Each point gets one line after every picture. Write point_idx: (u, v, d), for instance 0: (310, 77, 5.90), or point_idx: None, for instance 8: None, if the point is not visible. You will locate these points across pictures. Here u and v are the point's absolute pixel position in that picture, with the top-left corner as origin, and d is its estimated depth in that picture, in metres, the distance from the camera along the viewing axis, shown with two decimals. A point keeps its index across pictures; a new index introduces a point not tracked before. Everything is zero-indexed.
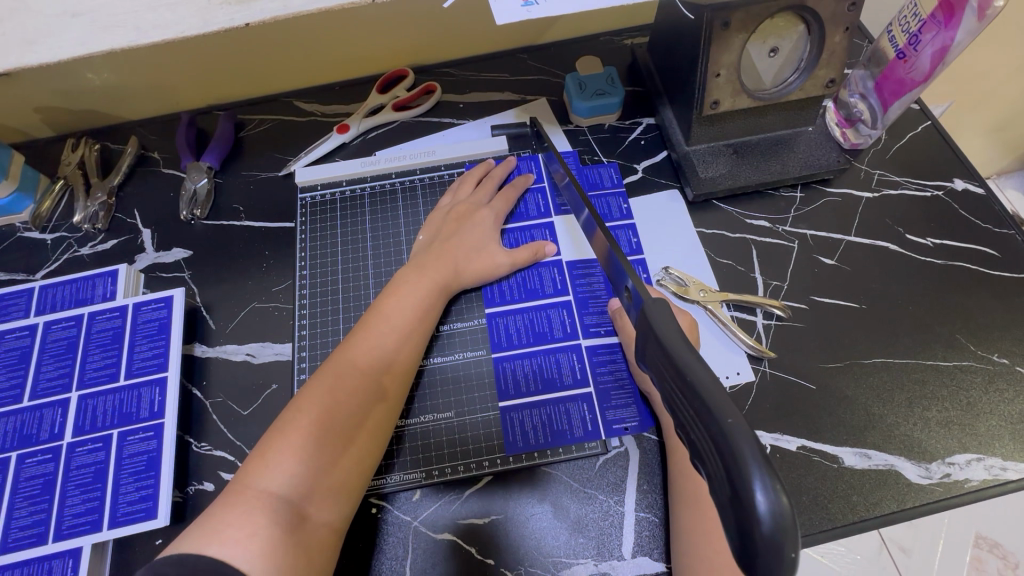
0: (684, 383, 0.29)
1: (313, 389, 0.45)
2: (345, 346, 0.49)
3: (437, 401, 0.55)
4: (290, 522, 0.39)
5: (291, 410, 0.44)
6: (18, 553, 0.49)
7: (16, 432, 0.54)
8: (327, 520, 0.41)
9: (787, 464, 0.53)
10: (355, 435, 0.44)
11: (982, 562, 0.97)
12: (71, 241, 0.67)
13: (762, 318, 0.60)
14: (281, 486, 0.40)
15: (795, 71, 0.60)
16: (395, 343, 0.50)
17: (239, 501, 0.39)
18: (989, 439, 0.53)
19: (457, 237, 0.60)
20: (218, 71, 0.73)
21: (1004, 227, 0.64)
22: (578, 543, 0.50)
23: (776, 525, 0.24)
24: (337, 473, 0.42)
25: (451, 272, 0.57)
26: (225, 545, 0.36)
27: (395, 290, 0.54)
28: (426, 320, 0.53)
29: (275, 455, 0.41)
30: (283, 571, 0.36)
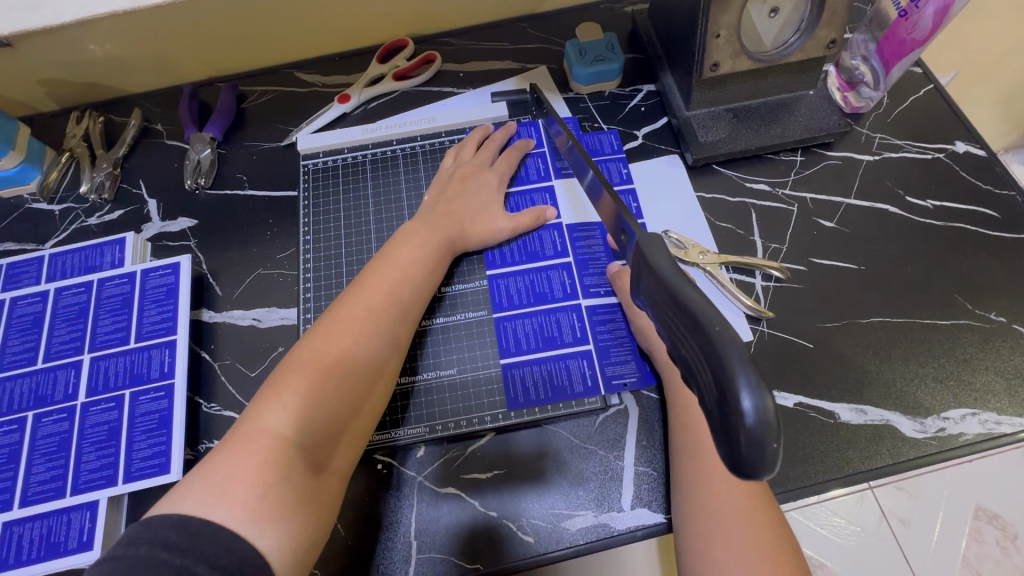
0: (677, 302, 0.30)
1: (326, 332, 0.45)
2: (356, 293, 0.48)
3: (441, 359, 0.57)
4: (306, 469, 0.39)
5: (303, 350, 0.43)
6: (38, 506, 0.51)
7: (31, 392, 0.55)
8: (336, 469, 0.42)
9: (783, 419, 0.54)
10: (368, 387, 0.45)
11: (982, 534, 0.96)
12: (78, 212, 0.68)
13: (761, 280, 0.60)
14: (296, 432, 0.39)
15: (796, 32, 0.60)
16: (409, 298, 0.50)
17: (251, 446, 0.38)
18: (985, 394, 0.54)
19: (460, 199, 0.60)
20: (218, 42, 0.73)
21: (1004, 188, 0.64)
22: (578, 496, 0.52)
23: (760, 422, 0.25)
24: (349, 423, 0.43)
25: (457, 231, 0.58)
26: (232, 508, 0.35)
27: (402, 243, 0.54)
28: (433, 277, 0.54)
29: (289, 398, 0.40)
30: (292, 511, 0.37)
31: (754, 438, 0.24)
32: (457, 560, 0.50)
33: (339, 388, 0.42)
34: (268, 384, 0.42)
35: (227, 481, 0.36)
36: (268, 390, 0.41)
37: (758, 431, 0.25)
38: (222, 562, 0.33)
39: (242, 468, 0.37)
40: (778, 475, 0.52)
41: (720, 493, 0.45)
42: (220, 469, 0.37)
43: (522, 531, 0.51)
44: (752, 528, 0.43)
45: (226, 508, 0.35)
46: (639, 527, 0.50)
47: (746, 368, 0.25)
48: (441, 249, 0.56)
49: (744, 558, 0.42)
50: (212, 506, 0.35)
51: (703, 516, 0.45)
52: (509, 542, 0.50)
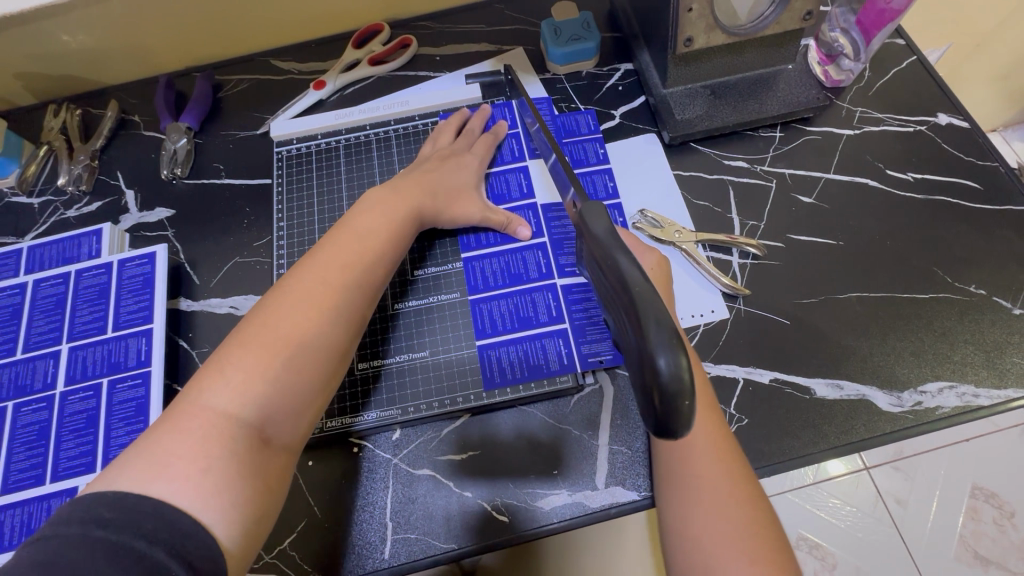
0: (612, 269, 0.33)
1: (277, 307, 0.44)
2: (312, 264, 0.47)
3: (412, 341, 0.57)
4: (251, 444, 0.40)
5: (254, 325, 0.43)
6: (19, 493, 0.51)
7: (11, 382, 0.56)
8: (287, 442, 0.43)
9: (759, 396, 0.54)
10: (322, 361, 0.44)
11: (978, 512, 0.96)
12: (57, 204, 0.69)
13: (738, 257, 0.60)
14: (240, 408, 0.40)
15: (771, 4, 0.58)
16: (370, 269, 0.49)
17: (195, 422, 0.39)
18: (963, 367, 0.54)
19: (437, 174, 0.58)
20: (192, 31, 0.72)
21: (988, 160, 0.63)
22: (552, 476, 0.52)
23: (675, 379, 0.28)
24: (301, 396, 0.43)
25: (428, 195, 0.56)
26: (173, 484, 0.36)
27: (365, 213, 0.52)
28: (398, 245, 0.52)
29: (234, 375, 0.41)
30: (239, 486, 0.38)
31: (669, 393, 0.28)
32: (434, 540, 0.50)
33: (288, 363, 0.42)
34: (217, 355, 0.42)
35: (168, 457, 0.37)
36: (216, 363, 0.42)
37: (672, 386, 0.28)
38: (168, 537, 0.34)
39: (185, 443, 0.38)
40: (751, 452, 0.52)
41: (702, 471, 0.44)
42: (163, 444, 0.38)
43: (497, 511, 0.51)
44: (732, 505, 0.43)
45: (166, 483, 0.36)
46: (613, 504, 0.50)
47: (664, 329, 0.29)
48: (408, 216, 0.54)
49: (723, 534, 0.42)
50: (153, 482, 0.36)
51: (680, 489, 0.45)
52: (484, 522, 0.51)
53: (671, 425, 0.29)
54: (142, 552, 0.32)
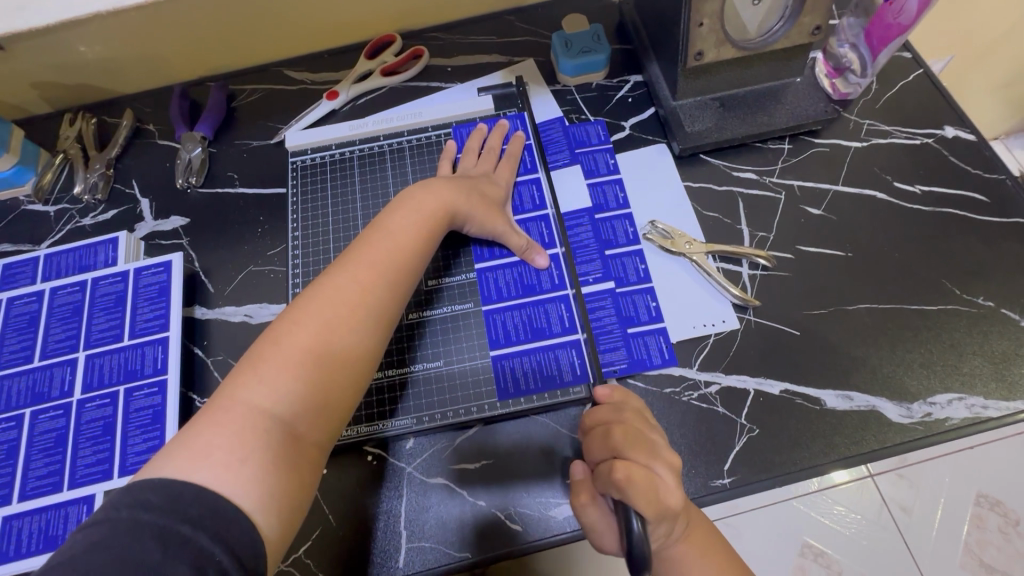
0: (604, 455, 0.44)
1: (310, 305, 0.45)
2: (345, 263, 0.48)
3: (433, 349, 0.57)
4: (284, 440, 0.40)
5: (286, 322, 0.44)
6: (36, 500, 0.52)
7: (28, 390, 0.56)
8: (318, 440, 0.43)
9: (769, 406, 0.54)
10: (351, 362, 0.44)
11: (982, 521, 0.91)
12: (73, 212, 0.69)
13: (748, 268, 0.60)
14: (274, 404, 0.41)
15: (780, 20, 0.59)
16: (402, 269, 0.49)
17: (231, 416, 0.39)
18: (972, 379, 0.54)
19: (471, 180, 0.59)
20: (207, 41, 0.73)
21: (994, 173, 0.64)
22: (565, 484, 0.52)
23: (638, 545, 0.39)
24: (332, 396, 0.43)
25: (463, 195, 0.56)
26: (212, 473, 0.37)
27: (397, 211, 0.53)
28: (429, 246, 0.53)
29: (266, 371, 0.41)
30: (276, 479, 0.38)
31: (638, 555, 0.39)
32: (449, 548, 0.51)
33: (320, 361, 0.43)
34: (251, 353, 0.43)
35: (206, 449, 0.38)
36: (250, 360, 0.42)
37: (641, 549, 0.39)
38: (210, 524, 0.35)
39: (223, 436, 0.38)
40: (762, 461, 0.52)
41: None
42: (198, 437, 0.38)
43: (510, 519, 0.51)
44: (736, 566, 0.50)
45: (208, 471, 0.37)
46: None
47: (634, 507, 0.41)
48: (441, 219, 0.54)
49: None
50: (193, 471, 0.36)
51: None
52: (497, 529, 0.51)
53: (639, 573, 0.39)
54: (187, 536, 0.33)
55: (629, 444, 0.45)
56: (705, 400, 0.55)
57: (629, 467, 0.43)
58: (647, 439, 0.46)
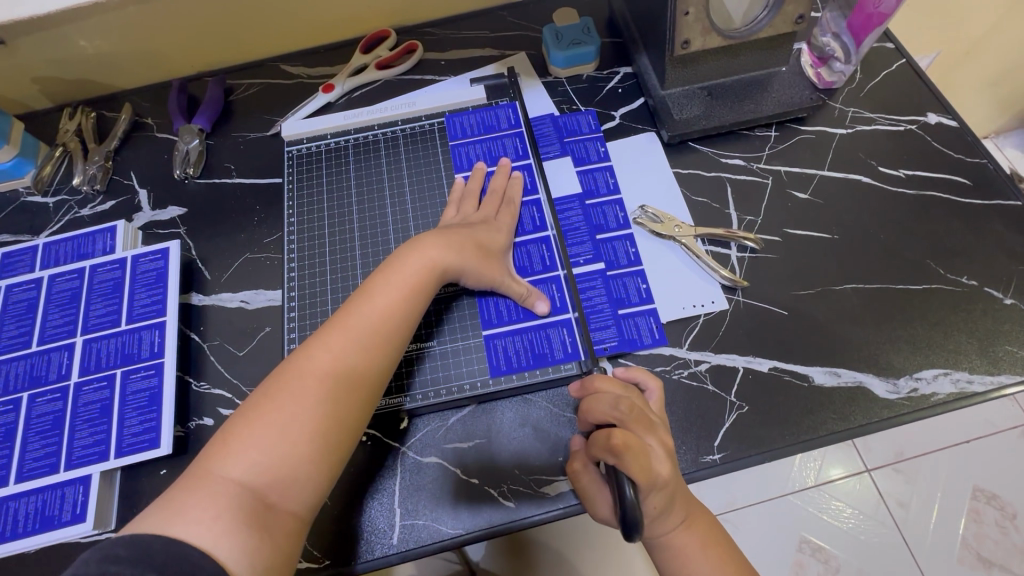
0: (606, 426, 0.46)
1: (285, 375, 0.45)
2: (324, 331, 0.48)
3: (440, 329, 0.58)
4: (252, 508, 0.40)
5: (262, 391, 0.45)
6: (33, 481, 0.52)
7: (26, 374, 0.57)
8: (293, 509, 0.43)
9: (758, 383, 0.55)
10: (325, 433, 0.44)
11: (981, 513, 1.13)
12: (72, 203, 0.70)
13: (736, 251, 0.61)
14: (243, 476, 0.41)
15: (765, 9, 0.61)
16: (381, 332, 0.48)
17: (202, 486, 0.40)
18: (957, 355, 0.55)
19: (468, 228, 0.57)
20: (205, 37, 0.74)
21: (976, 156, 0.65)
22: (558, 462, 0.53)
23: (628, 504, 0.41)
24: (305, 466, 0.43)
25: (457, 249, 0.54)
26: (182, 530, 0.38)
27: (383, 270, 0.52)
28: (414, 309, 0.51)
29: (238, 444, 0.42)
30: (239, 548, 0.39)
31: (627, 516, 0.41)
32: (443, 526, 0.51)
33: (292, 433, 0.43)
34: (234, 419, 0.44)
35: (179, 509, 0.39)
36: (229, 429, 0.43)
37: (632, 511, 0.41)
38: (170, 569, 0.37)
39: (193, 500, 0.40)
40: (752, 437, 0.53)
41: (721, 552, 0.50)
42: (172, 500, 0.40)
43: (503, 497, 0.52)
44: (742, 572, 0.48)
45: (183, 527, 0.38)
46: None
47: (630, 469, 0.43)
48: (425, 272, 0.52)
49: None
50: (167, 525, 0.38)
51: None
52: (490, 506, 0.52)
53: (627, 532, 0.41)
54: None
55: (631, 417, 0.47)
56: (695, 378, 0.56)
57: (627, 435, 0.45)
58: (646, 414, 0.48)
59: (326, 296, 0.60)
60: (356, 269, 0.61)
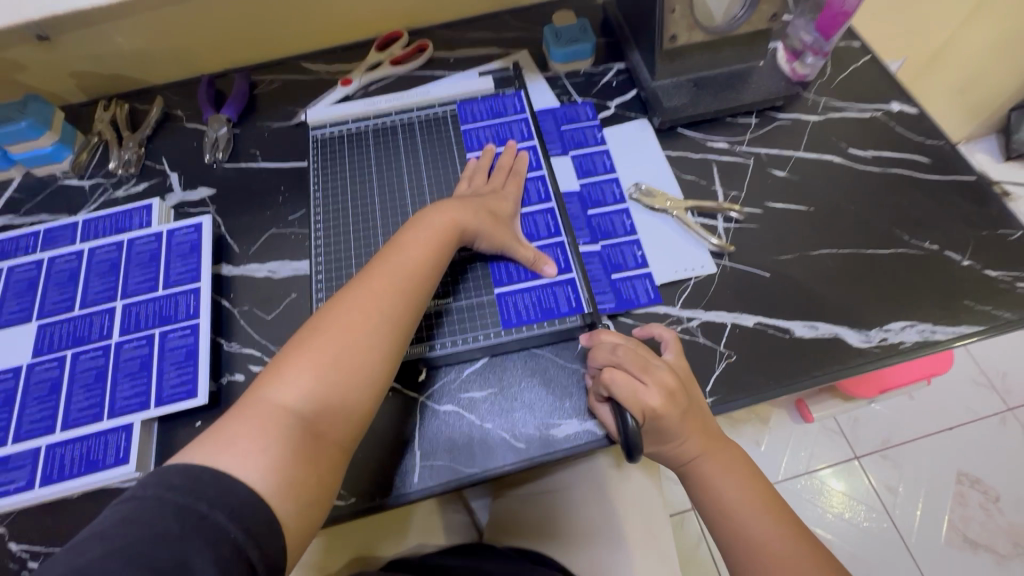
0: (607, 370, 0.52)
1: (329, 315, 0.51)
2: (362, 278, 0.54)
3: (450, 289, 0.63)
4: (301, 433, 0.45)
5: (308, 330, 0.50)
6: (78, 429, 0.56)
7: (69, 334, 0.61)
8: (337, 439, 0.48)
9: (744, 336, 0.61)
10: (366, 367, 0.49)
11: (965, 496, 1.19)
12: (106, 186, 0.76)
13: (722, 222, 0.68)
14: (294, 404, 0.46)
15: (743, 7, 0.69)
16: (412, 282, 0.54)
17: (257, 413, 0.45)
18: (921, 309, 0.61)
19: (481, 198, 0.63)
20: (233, 35, 0.81)
21: (936, 139, 0.72)
22: (565, 407, 0.58)
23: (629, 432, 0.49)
24: (348, 398, 0.48)
25: (474, 216, 0.60)
26: (237, 458, 0.43)
27: (412, 229, 0.58)
28: (439, 263, 0.57)
29: (288, 375, 0.47)
30: (294, 470, 0.44)
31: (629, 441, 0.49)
32: (459, 465, 0.56)
33: (338, 365, 0.49)
34: (280, 359, 0.49)
35: (235, 437, 0.44)
36: (279, 364, 0.48)
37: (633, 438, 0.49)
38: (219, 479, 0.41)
39: (249, 426, 0.44)
40: (741, 383, 0.58)
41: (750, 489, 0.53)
42: (230, 428, 0.44)
43: (515, 439, 0.57)
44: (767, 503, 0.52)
45: (230, 458, 0.42)
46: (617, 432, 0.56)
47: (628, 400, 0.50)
48: (448, 234, 0.58)
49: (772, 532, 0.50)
50: (220, 455, 0.42)
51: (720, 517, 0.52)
52: (503, 447, 0.56)
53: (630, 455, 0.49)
54: (203, 514, 0.38)
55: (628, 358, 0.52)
56: (687, 332, 0.61)
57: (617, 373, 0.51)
58: (648, 355, 0.54)
59: (350, 263, 0.66)
60: (377, 238, 0.67)
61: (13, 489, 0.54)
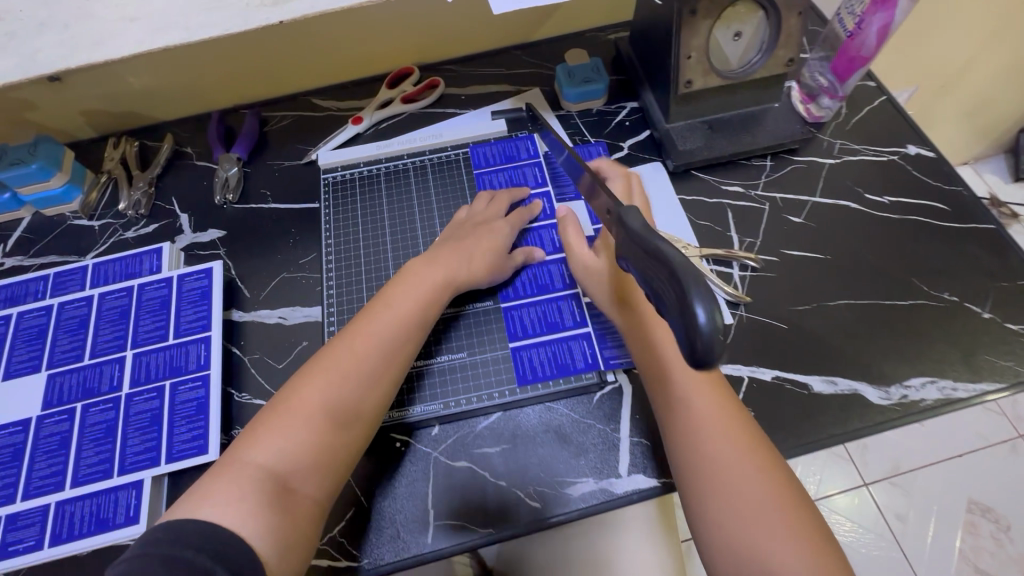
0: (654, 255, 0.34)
1: (311, 374, 0.52)
2: (346, 336, 0.55)
3: (457, 345, 0.63)
4: (275, 489, 0.46)
5: (290, 388, 0.51)
6: (88, 486, 0.55)
7: (79, 385, 0.61)
8: (313, 495, 0.47)
9: (762, 391, 0.60)
10: (342, 426, 0.50)
11: (976, 526, 1.16)
12: (116, 226, 0.75)
13: (738, 270, 0.67)
14: (271, 461, 0.47)
15: (758, 53, 0.68)
16: (395, 338, 0.55)
17: (234, 469, 0.46)
18: (942, 364, 0.60)
19: (471, 239, 0.63)
20: (245, 73, 0.81)
21: (954, 185, 0.71)
22: (580, 465, 0.57)
23: (711, 329, 0.28)
24: (325, 455, 0.49)
25: (461, 267, 0.61)
26: (213, 510, 0.43)
27: (400, 283, 0.59)
28: (425, 315, 0.58)
29: (267, 433, 0.48)
30: (265, 527, 0.43)
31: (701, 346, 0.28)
32: (472, 525, 0.55)
33: (314, 422, 0.49)
34: (262, 417, 0.50)
35: (212, 492, 0.44)
36: (261, 421, 0.49)
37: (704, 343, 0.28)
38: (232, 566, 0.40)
39: (225, 483, 0.45)
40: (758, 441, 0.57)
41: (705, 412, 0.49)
42: (210, 483, 0.45)
43: (529, 498, 0.56)
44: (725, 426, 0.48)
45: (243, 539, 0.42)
46: (635, 491, 0.55)
47: (703, 286, 0.29)
48: (435, 286, 0.59)
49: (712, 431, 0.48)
50: (200, 509, 0.43)
51: (663, 414, 0.51)
52: (517, 506, 0.55)
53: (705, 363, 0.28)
54: (189, 560, 0.39)
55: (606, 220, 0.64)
56: None
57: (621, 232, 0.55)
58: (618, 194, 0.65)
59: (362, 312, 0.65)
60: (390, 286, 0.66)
61: (22, 549, 0.53)
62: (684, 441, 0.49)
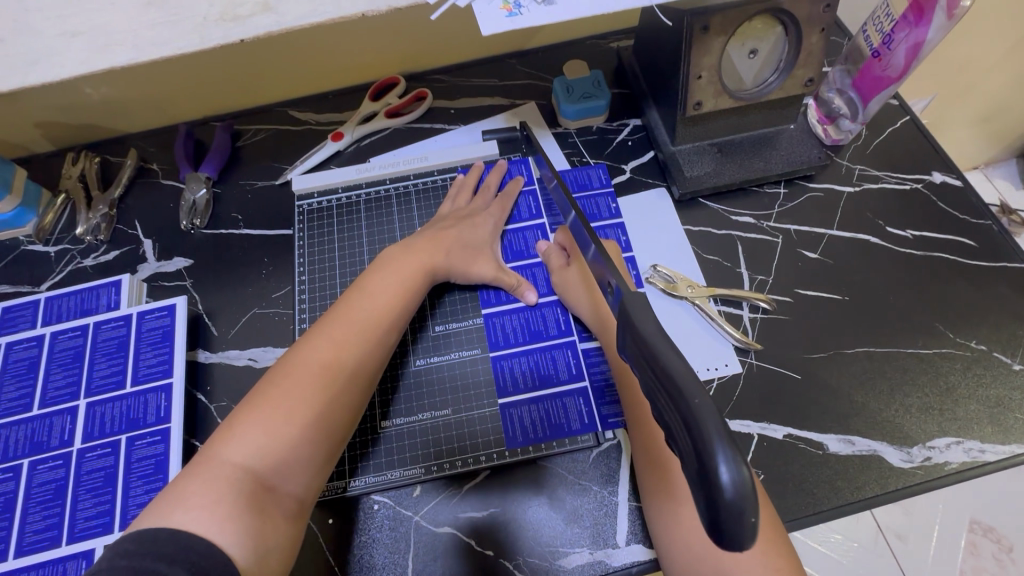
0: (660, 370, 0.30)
1: (290, 362, 0.47)
2: (327, 322, 0.51)
3: (435, 400, 0.58)
4: (255, 490, 0.41)
5: (268, 379, 0.46)
6: (34, 556, 0.50)
7: (27, 440, 0.55)
8: (293, 492, 0.43)
9: (773, 451, 0.55)
10: (328, 415, 0.46)
11: (977, 546, 1.12)
12: (74, 253, 0.69)
13: (748, 311, 0.61)
14: (249, 458, 0.42)
15: (775, 71, 0.62)
16: (381, 324, 0.52)
17: (207, 470, 0.41)
18: (968, 423, 0.55)
19: (452, 231, 0.61)
20: (214, 82, 0.74)
21: (982, 218, 0.66)
22: (575, 532, 0.52)
23: (738, 493, 0.25)
24: (309, 447, 0.44)
25: (443, 255, 0.59)
26: (187, 514, 0.38)
27: (381, 268, 0.56)
28: (409, 301, 0.55)
29: (243, 429, 0.43)
30: (246, 530, 0.39)
31: (724, 513, 0.25)
32: None
33: (298, 413, 0.44)
34: (232, 415, 0.45)
35: (183, 495, 0.39)
36: (235, 417, 0.44)
37: (729, 513, 0.25)
38: None
39: (198, 485, 0.40)
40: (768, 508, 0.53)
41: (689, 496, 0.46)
42: (180, 489, 0.40)
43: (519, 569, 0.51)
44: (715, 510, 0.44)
45: None
46: (635, 563, 0.50)
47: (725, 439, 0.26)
48: (419, 272, 0.57)
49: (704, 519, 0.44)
50: (171, 515, 0.38)
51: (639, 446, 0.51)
52: None
53: (734, 541, 0.25)
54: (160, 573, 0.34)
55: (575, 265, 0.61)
56: None
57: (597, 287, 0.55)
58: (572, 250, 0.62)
59: None
60: None
61: None
62: (661, 481, 0.48)
